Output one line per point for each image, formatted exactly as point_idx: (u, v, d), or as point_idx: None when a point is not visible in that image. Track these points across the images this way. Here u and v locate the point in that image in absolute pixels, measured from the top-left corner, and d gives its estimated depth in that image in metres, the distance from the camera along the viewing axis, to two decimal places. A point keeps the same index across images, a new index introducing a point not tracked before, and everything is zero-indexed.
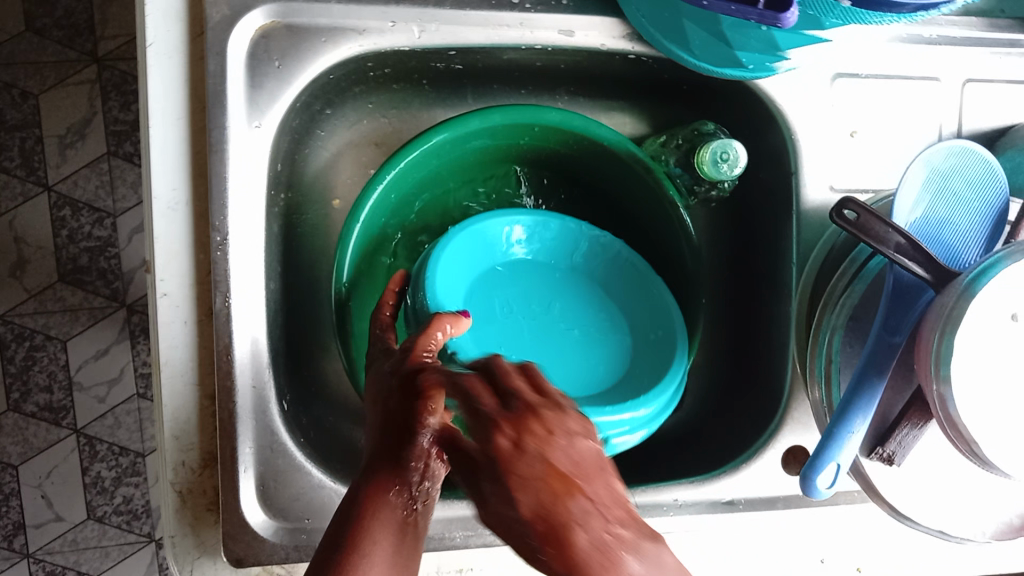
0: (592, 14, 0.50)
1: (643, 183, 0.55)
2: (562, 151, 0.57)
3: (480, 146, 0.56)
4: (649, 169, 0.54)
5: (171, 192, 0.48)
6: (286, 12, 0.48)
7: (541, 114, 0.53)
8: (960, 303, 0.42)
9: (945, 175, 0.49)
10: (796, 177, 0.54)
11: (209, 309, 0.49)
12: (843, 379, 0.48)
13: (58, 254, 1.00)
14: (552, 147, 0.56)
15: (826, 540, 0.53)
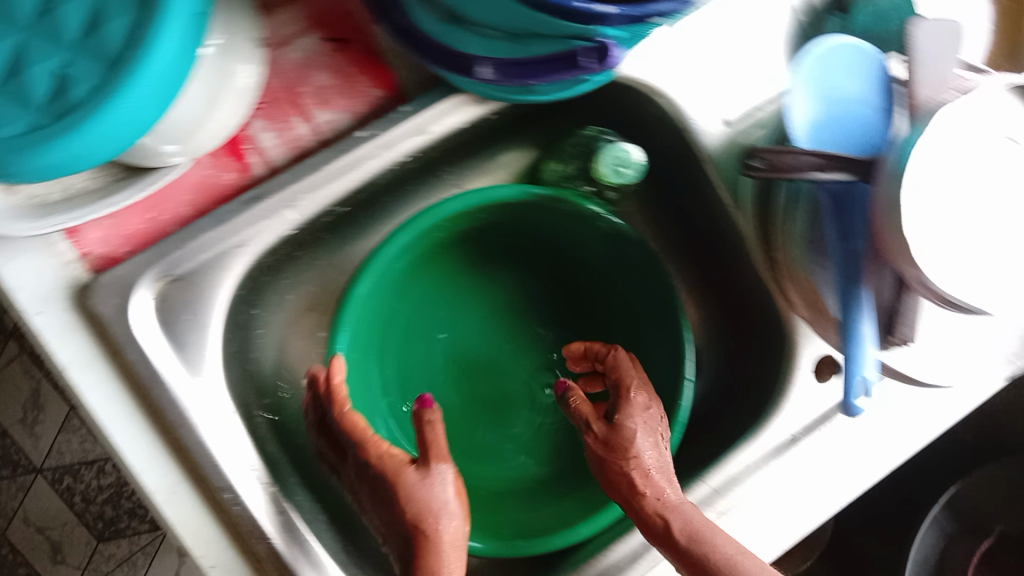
0: (436, 103, 0.49)
1: (557, 209, 0.55)
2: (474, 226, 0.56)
3: (399, 266, 0.55)
4: (560, 196, 0.53)
5: (164, 480, 0.48)
6: (168, 270, 0.47)
7: (439, 210, 0.52)
8: (889, 188, 0.41)
9: (828, 74, 0.46)
10: (699, 133, 0.53)
11: (257, 557, 0.48)
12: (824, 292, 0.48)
13: (83, 519, 1.00)
14: (466, 227, 0.56)
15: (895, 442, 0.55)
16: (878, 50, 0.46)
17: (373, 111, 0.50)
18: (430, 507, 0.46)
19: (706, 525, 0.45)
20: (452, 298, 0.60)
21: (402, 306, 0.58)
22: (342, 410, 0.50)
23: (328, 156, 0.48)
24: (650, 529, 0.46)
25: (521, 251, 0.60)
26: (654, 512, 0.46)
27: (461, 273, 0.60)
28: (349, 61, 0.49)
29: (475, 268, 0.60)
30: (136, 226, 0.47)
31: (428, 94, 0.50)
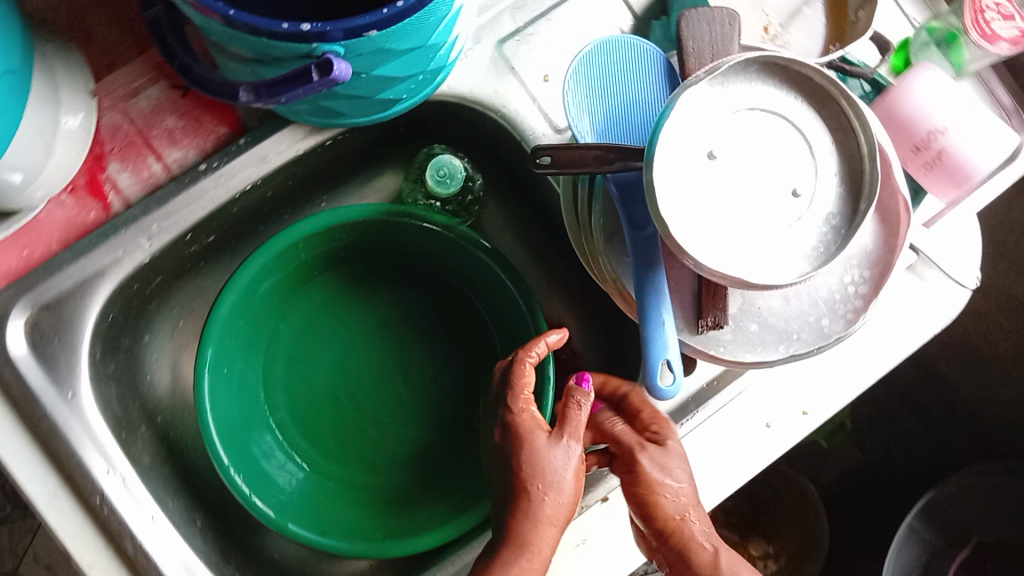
0: (272, 133, 0.55)
1: (409, 225, 0.59)
2: (338, 245, 0.61)
3: (267, 286, 0.60)
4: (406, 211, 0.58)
5: (43, 487, 0.52)
6: (36, 298, 0.53)
7: (293, 231, 0.57)
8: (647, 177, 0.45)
9: (602, 79, 0.50)
10: (533, 138, 0.57)
11: (129, 557, 0.52)
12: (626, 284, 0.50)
13: None
14: (329, 247, 0.61)
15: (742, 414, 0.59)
16: (653, 49, 0.50)
17: (219, 145, 0.56)
18: (545, 474, 0.47)
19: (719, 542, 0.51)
20: (330, 317, 0.64)
21: (281, 326, 0.63)
22: (521, 363, 0.50)
23: (175, 188, 0.54)
24: (670, 547, 0.50)
25: (392, 269, 0.65)
26: (671, 514, 0.50)
27: (338, 294, 0.64)
28: (196, 105, 0.55)
29: (350, 288, 0.64)
30: (13, 263, 0.54)
31: (265, 125, 0.55)
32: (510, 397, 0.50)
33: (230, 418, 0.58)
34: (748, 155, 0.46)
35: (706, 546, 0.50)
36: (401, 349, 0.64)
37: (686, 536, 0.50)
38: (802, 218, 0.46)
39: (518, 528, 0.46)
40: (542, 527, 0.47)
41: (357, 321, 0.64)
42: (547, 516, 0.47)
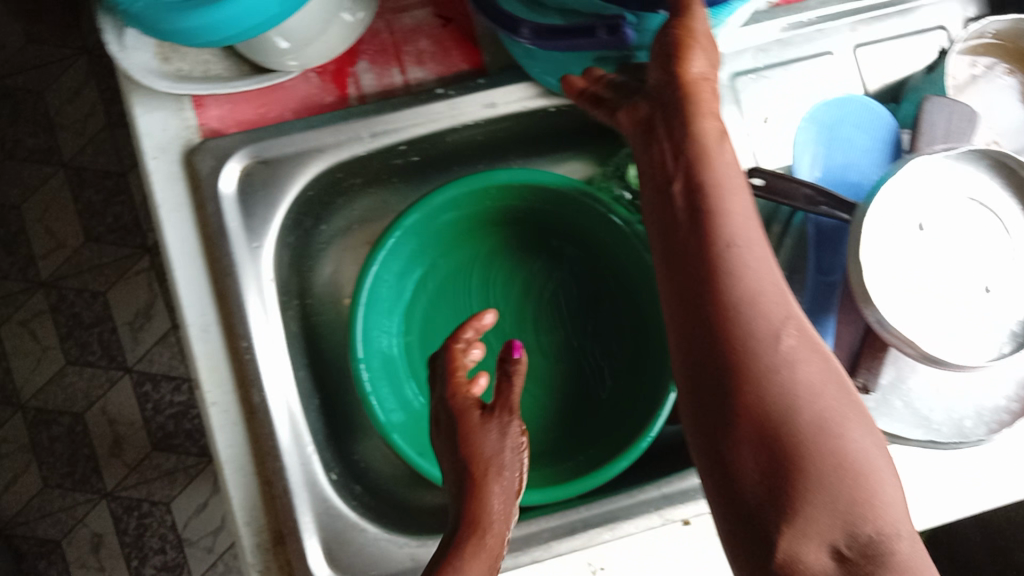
0: (509, 83, 0.59)
1: (592, 209, 0.61)
2: (522, 205, 0.64)
3: (447, 220, 0.64)
4: (594, 195, 0.60)
5: (202, 317, 0.57)
6: (258, 151, 0.57)
7: (490, 178, 0.60)
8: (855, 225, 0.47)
9: (832, 125, 0.57)
10: None
11: (251, 408, 0.57)
12: None
13: (147, 425, 1.12)
14: (515, 203, 0.64)
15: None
16: (885, 111, 0.56)
17: (458, 78, 0.60)
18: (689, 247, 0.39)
19: (797, 362, 0.36)
20: (493, 266, 0.68)
21: (444, 259, 0.67)
22: (453, 341, 0.54)
23: (410, 100, 0.58)
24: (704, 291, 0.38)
25: (561, 243, 0.67)
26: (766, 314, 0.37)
27: (506, 246, 0.68)
28: (451, 37, 0.60)
29: (518, 246, 0.68)
30: (249, 115, 0.59)
31: (504, 74, 0.59)
32: (449, 383, 0.52)
33: (371, 323, 0.61)
34: (954, 238, 0.47)
35: (783, 380, 0.36)
36: (543, 319, 0.67)
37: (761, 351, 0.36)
38: (989, 312, 0.47)
39: (469, 519, 0.46)
40: (492, 508, 0.46)
41: (515, 279, 0.68)
42: (493, 487, 0.47)
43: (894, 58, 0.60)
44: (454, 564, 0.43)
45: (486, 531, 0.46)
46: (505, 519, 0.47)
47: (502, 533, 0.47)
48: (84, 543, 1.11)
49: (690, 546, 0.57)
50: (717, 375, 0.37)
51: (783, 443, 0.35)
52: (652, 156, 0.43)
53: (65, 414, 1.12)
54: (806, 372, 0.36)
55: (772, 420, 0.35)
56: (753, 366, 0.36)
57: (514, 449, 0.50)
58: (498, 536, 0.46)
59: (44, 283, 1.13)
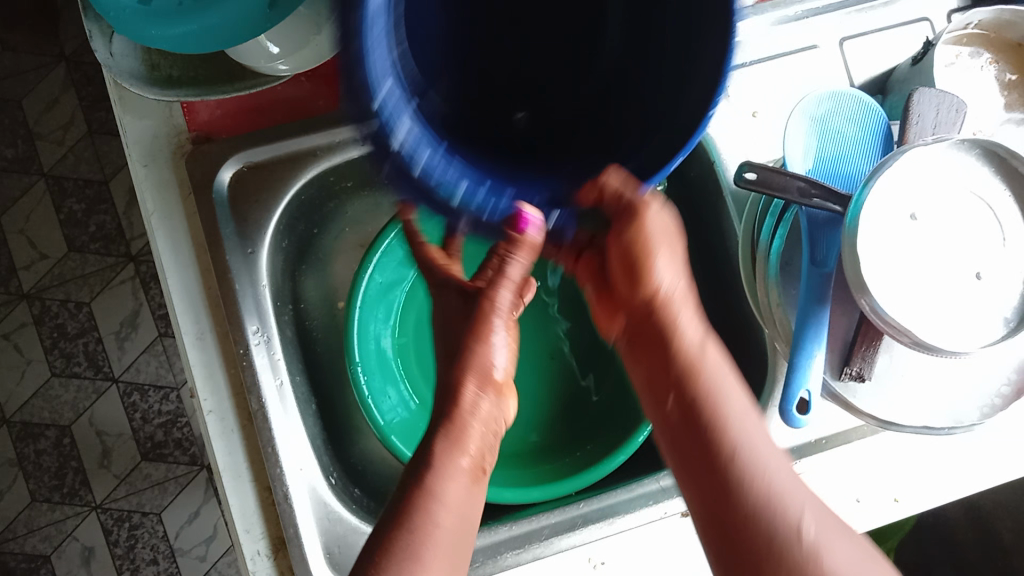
0: None
1: None
2: None
3: None
4: None
5: (196, 325, 0.57)
6: (249, 157, 0.57)
7: None
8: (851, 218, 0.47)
9: (824, 119, 0.57)
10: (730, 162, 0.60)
11: (248, 414, 0.57)
12: (790, 313, 0.53)
13: (136, 435, 1.11)
14: None
15: (835, 483, 0.57)
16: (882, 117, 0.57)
17: None
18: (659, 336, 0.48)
19: (756, 455, 0.44)
20: None
21: None
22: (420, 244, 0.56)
23: None
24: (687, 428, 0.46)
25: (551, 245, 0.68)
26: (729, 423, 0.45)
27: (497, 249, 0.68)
28: None
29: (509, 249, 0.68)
30: (240, 120, 0.58)
31: None
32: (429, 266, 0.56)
33: (367, 326, 0.62)
34: (944, 227, 0.48)
35: (732, 475, 0.43)
36: (538, 320, 0.68)
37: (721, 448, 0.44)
38: (983, 298, 0.47)
39: (444, 430, 0.46)
40: (472, 402, 0.47)
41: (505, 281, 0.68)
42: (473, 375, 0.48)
43: (877, 53, 0.62)
44: (434, 459, 0.44)
45: (463, 436, 0.45)
46: (487, 419, 0.48)
47: (483, 430, 0.47)
48: (74, 557, 1.09)
49: (691, 538, 0.57)
50: (705, 488, 0.44)
51: (754, 534, 0.41)
52: (613, 279, 0.51)
53: (52, 426, 1.11)
54: (778, 482, 0.43)
55: (747, 518, 0.42)
56: (730, 480, 0.43)
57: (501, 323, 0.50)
58: (481, 443, 0.46)
59: (27, 294, 1.12)
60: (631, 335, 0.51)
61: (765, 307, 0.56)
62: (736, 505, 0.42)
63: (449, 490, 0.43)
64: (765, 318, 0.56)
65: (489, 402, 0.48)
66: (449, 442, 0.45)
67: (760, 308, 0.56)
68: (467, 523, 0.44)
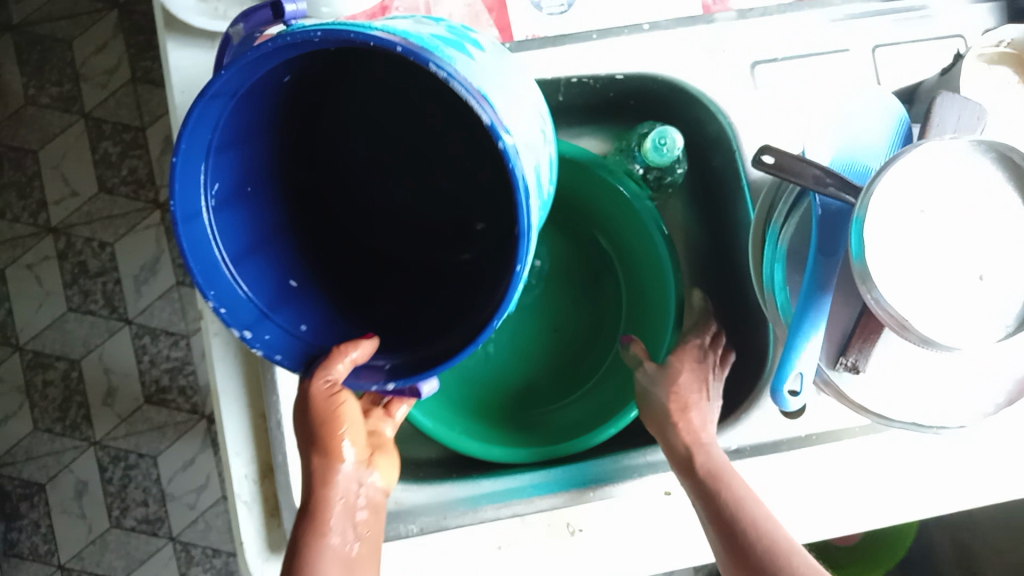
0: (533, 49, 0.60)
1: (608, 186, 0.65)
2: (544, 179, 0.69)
3: None
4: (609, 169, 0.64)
5: None
6: None
7: None
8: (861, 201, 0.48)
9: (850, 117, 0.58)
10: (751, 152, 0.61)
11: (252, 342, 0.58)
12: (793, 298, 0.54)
13: (142, 377, 1.13)
14: None
15: (820, 479, 0.57)
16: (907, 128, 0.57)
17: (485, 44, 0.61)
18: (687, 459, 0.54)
19: (746, 500, 0.51)
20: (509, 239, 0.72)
21: None
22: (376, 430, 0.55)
23: None
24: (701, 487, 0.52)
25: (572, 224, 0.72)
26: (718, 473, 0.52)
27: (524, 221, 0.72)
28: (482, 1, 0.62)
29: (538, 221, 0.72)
30: None
31: (528, 42, 0.61)
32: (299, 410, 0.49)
33: None
34: (954, 225, 0.48)
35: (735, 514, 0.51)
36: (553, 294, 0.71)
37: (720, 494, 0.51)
38: (987, 301, 0.48)
39: (307, 514, 0.48)
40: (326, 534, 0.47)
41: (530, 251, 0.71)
42: (319, 529, 0.47)
43: (909, 64, 0.62)
44: (303, 544, 0.46)
45: (325, 526, 0.47)
46: (344, 523, 0.48)
47: (344, 548, 0.48)
48: (67, 489, 1.12)
49: (672, 516, 0.58)
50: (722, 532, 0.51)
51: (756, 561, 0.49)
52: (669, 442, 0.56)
53: (62, 359, 1.13)
54: (760, 514, 0.51)
55: (728, 526, 0.50)
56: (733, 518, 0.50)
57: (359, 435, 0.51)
58: (345, 502, 0.49)
59: (53, 229, 1.14)
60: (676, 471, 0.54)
61: (767, 292, 0.57)
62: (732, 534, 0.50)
63: (333, 550, 0.47)
64: (766, 303, 0.57)
65: (380, 476, 0.52)
66: (319, 523, 0.47)
67: (763, 294, 0.58)
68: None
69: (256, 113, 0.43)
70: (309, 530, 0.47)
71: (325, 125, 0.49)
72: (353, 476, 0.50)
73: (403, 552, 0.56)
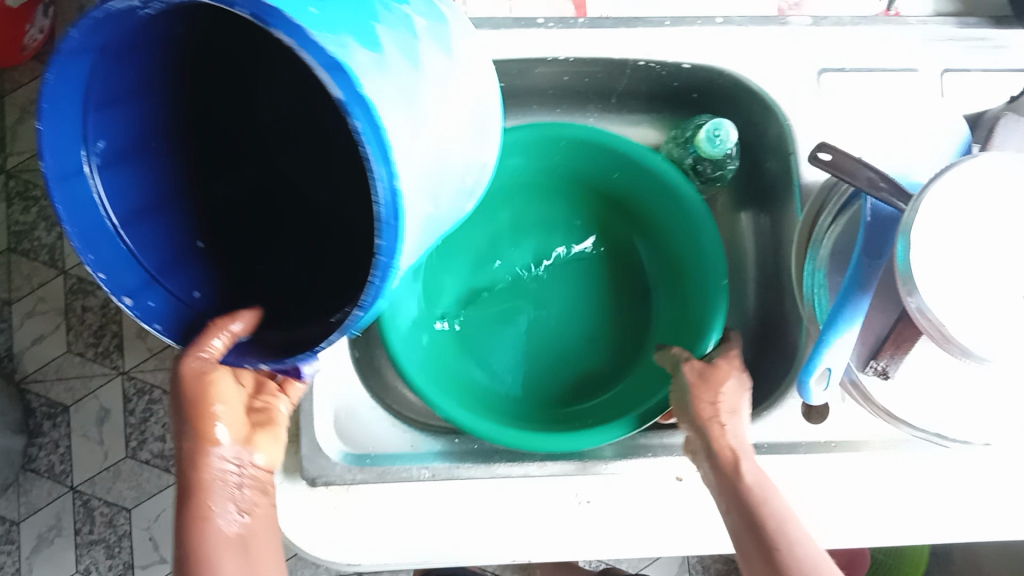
0: (606, 27, 0.61)
1: (641, 170, 0.68)
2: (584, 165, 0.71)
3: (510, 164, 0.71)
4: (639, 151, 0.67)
5: None
6: None
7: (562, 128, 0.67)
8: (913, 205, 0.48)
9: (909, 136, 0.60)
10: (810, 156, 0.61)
11: None
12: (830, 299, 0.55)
13: None
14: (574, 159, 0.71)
15: (832, 485, 0.57)
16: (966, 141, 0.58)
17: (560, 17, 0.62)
18: (718, 454, 0.52)
19: (775, 496, 0.49)
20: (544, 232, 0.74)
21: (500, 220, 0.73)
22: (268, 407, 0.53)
23: (510, 23, 0.61)
24: (724, 475, 0.50)
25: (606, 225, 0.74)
26: (746, 476, 0.50)
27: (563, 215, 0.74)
28: None
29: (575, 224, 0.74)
30: None
31: (602, 20, 0.62)
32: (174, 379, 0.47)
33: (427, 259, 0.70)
34: None
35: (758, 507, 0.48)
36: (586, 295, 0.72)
37: (744, 492, 0.49)
38: None
39: (185, 501, 0.46)
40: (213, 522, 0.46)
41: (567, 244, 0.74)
42: (205, 511, 0.46)
43: (978, 89, 0.62)
44: (189, 528, 0.46)
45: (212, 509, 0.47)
46: (231, 504, 0.48)
47: (230, 529, 0.47)
48: (90, 414, 1.14)
49: (681, 500, 0.58)
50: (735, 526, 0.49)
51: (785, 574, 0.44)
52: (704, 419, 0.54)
53: (103, 287, 1.15)
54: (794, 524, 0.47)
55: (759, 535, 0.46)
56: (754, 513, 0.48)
57: (231, 416, 0.49)
58: (224, 485, 0.48)
59: None
60: (706, 470, 0.52)
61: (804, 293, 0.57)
62: (764, 548, 0.46)
63: (216, 542, 0.46)
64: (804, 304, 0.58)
65: (264, 453, 0.51)
66: (202, 511, 0.46)
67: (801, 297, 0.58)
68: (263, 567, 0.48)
69: (139, 69, 0.41)
70: (188, 518, 0.46)
71: (219, 114, 0.48)
72: (227, 462, 0.48)
73: (413, 494, 0.57)
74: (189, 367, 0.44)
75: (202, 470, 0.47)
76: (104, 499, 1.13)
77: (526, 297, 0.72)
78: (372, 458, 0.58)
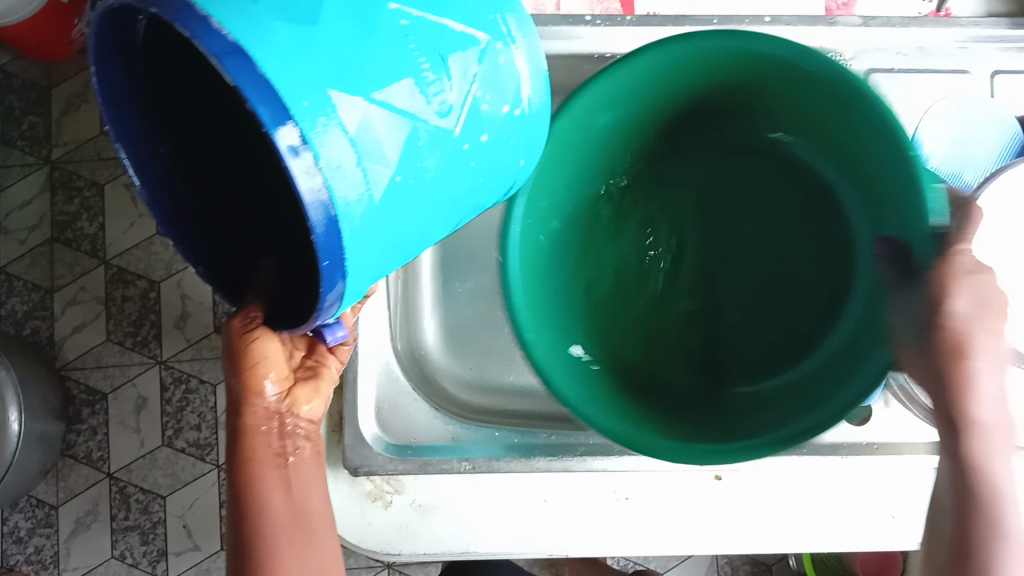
0: (652, 25, 0.62)
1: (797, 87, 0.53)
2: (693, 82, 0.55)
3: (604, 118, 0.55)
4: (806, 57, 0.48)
5: None
6: None
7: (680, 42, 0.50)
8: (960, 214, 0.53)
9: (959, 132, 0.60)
10: None
11: None
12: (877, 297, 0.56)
13: (214, 308, 1.16)
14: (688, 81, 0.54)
15: (874, 487, 0.58)
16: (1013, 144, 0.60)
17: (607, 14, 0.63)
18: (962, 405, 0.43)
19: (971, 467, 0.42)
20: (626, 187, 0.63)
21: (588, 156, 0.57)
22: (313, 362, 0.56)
23: (557, 19, 0.61)
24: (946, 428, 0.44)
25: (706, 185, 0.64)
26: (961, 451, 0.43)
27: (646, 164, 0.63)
28: None
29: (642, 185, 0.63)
30: None
31: (648, 18, 0.62)
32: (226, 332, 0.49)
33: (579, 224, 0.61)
34: None
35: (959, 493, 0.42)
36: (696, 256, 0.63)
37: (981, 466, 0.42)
38: None
39: (232, 451, 0.50)
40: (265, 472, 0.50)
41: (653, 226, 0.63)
42: (256, 453, 0.50)
43: None
44: (241, 475, 0.50)
45: (260, 458, 0.50)
46: (277, 452, 0.51)
47: (284, 473, 0.51)
48: (128, 402, 1.16)
49: (720, 498, 0.58)
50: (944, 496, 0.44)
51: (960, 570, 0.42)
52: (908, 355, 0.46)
53: (143, 278, 1.17)
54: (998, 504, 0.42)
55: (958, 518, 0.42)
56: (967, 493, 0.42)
57: (278, 371, 0.52)
58: (270, 432, 0.51)
59: None
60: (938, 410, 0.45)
61: None
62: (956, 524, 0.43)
63: (268, 488, 0.50)
64: None
65: (307, 405, 0.54)
66: (253, 457, 0.50)
67: None
68: (314, 521, 0.51)
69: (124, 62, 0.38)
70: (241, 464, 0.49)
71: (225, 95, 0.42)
72: (272, 407, 0.52)
73: (457, 486, 0.58)
74: (236, 326, 0.47)
75: (249, 417, 0.50)
76: (140, 486, 1.15)
77: (623, 267, 0.63)
78: (413, 448, 0.58)
